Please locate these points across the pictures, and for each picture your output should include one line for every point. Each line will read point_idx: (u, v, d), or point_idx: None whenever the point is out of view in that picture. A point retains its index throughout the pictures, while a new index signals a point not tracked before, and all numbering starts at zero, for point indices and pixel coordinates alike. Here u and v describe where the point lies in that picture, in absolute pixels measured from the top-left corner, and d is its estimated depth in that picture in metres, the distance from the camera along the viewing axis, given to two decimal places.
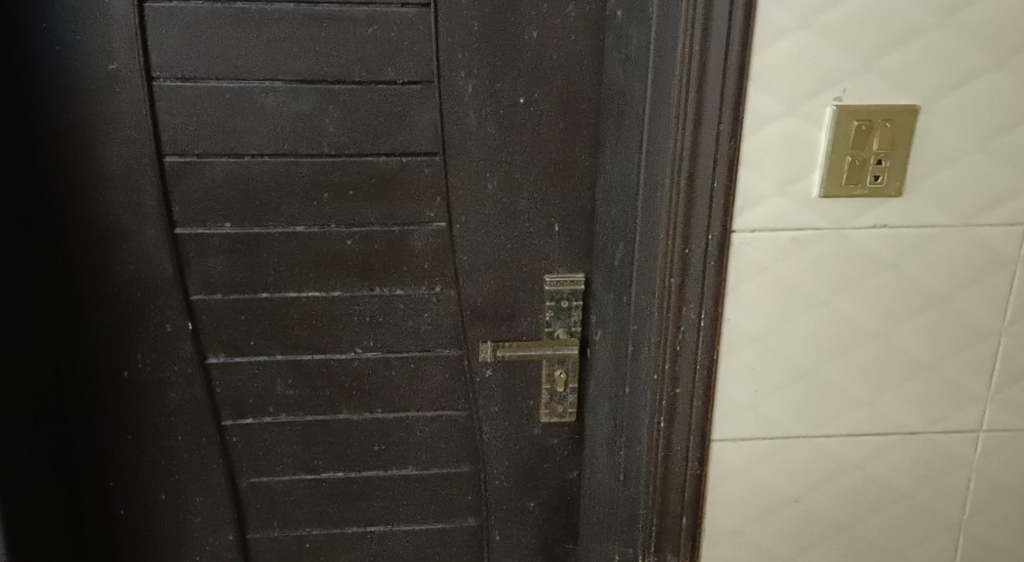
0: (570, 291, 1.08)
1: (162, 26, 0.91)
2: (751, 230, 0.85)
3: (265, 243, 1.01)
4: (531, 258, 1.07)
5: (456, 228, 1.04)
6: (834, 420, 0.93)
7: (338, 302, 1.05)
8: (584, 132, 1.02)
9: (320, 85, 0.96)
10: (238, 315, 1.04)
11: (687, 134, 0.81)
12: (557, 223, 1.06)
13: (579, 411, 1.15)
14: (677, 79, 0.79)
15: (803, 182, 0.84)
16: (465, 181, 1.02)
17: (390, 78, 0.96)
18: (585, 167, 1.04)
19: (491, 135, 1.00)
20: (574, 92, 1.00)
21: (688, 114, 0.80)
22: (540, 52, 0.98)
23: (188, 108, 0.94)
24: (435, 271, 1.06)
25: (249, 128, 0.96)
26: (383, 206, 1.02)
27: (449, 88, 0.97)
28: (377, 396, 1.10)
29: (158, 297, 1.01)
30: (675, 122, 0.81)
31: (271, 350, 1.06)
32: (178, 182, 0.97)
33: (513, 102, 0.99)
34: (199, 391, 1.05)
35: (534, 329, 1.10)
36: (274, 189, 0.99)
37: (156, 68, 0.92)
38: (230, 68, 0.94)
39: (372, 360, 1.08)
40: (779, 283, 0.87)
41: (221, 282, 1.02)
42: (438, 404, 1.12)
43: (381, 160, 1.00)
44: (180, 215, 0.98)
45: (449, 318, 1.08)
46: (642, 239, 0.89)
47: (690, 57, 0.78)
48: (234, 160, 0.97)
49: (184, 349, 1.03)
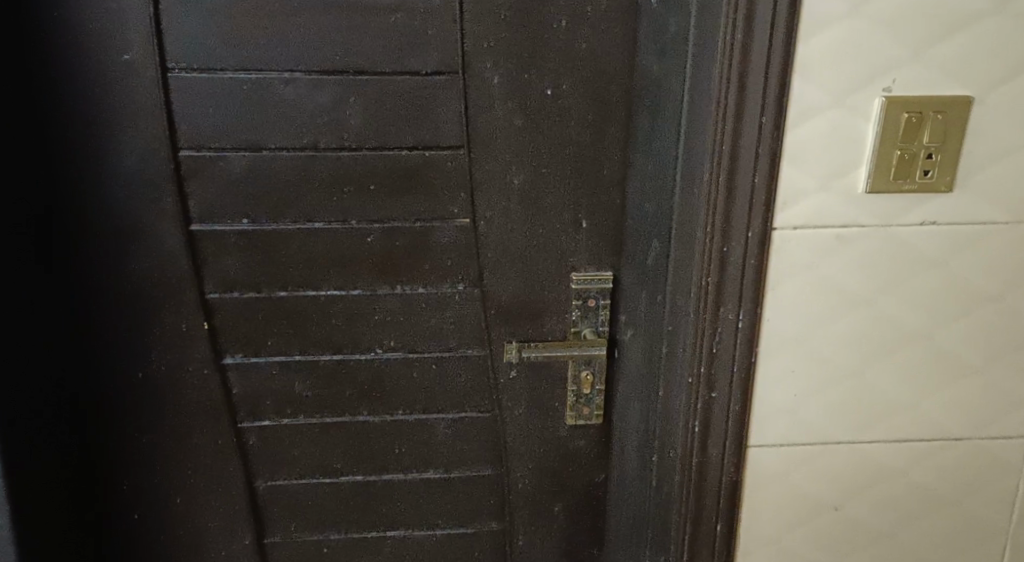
0: (597, 290, 1.04)
1: (178, 15, 0.88)
2: (793, 227, 0.81)
3: (284, 240, 0.98)
4: (558, 256, 1.03)
5: (480, 225, 1.00)
6: (877, 425, 0.89)
7: (359, 301, 1.02)
8: (615, 125, 0.98)
9: (341, 76, 0.92)
10: (256, 315, 1.01)
11: (728, 126, 0.77)
12: (586, 219, 1.02)
13: (605, 414, 1.11)
14: (719, 69, 0.75)
15: (848, 177, 0.80)
16: (491, 176, 0.99)
17: (413, 69, 0.93)
18: (615, 161, 1.00)
19: (517, 128, 0.97)
20: (604, 83, 0.96)
21: (729, 105, 0.76)
22: (570, 42, 0.94)
23: (204, 101, 0.91)
24: (459, 269, 1.02)
25: (267, 121, 0.93)
26: (406, 202, 0.99)
27: (474, 79, 0.94)
28: (398, 397, 1.07)
29: (174, 296, 0.98)
30: (715, 114, 0.77)
31: (289, 350, 1.03)
32: (194, 177, 0.94)
33: (541, 93, 0.96)
34: (216, 392, 1.02)
35: (560, 328, 1.07)
36: (294, 184, 0.96)
37: (171, 58, 0.89)
38: (247, 59, 0.90)
39: (393, 360, 1.05)
40: (821, 282, 0.83)
41: (239, 280, 0.99)
42: (461, 406, 1.09)
43: (404, 154, 0.96)
44: (196, 211, 0.95)
45: (473, 318, 1.05)
46: (678, 237, 0.85)
47: (733, 45, 0.74)
48: (251, 154, 0.94)
49: (200, 349, 1.00)
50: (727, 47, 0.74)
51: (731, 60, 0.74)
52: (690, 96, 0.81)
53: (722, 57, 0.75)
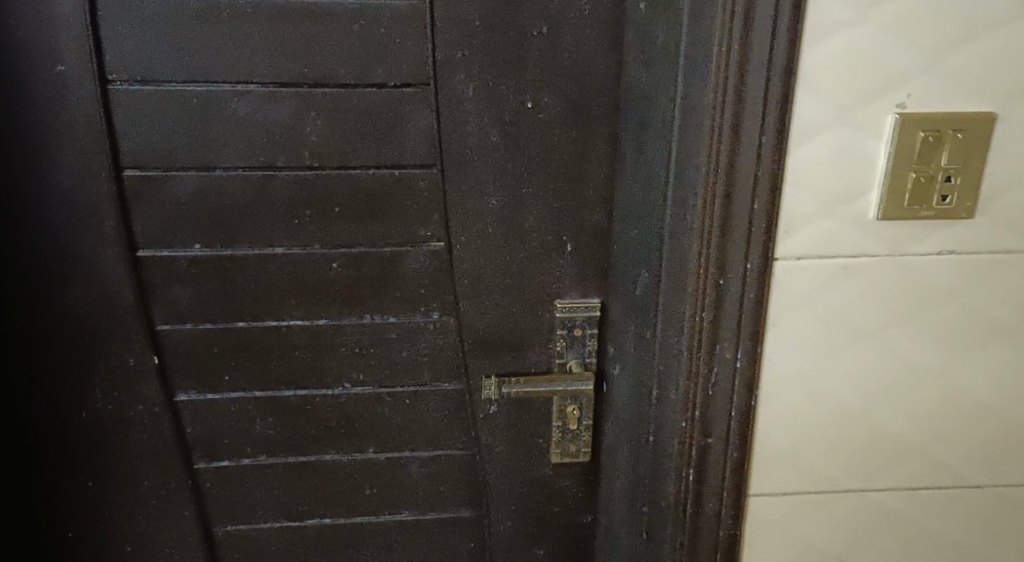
0: (583, 319, 0.97)
1: (118, 23, 0.80)
2: (796, 257, 0.73)
3: (241, 266, 0.90)
4: (540, 282, 0.96)
5: (455, 250, 0.93)
6: (889, 472, 0.81)
7: (324, 332, 0.94)
8: (600, 141, 0.90)
9: (300, 88, 0.84)
10: (211, 348, 0.92)
11: (723, 146, 0.69)
12: (569, 243, 0.94)
13: (593, 451, 1.03)
14: (712, 83, 0.67)
15: (857, 202, 0.72)
16: (466, 197, 0.91)
17: (379, 81, 0.85)
18: (600, 181, 0.92)
19: (494, 145, 0.89)
20: (588, 96, 0.88)
21: (724, 123, 0.68)
22: (549, 51, 0.86)
23: (148, 116, 0.83)
24: (432, 297, 0.95)
25: (219, 138, 0.85)
26: (375, 225, 0.91)
27: (446, 92, 0.86)
28: (367, 434, 0.99)
29: (120, 329, 0.89)
30: (707, 133, 0.69)
31: (248, 386, 0.95)
32: (140, 200, 0.86)
33: (519, 107, 0.88)
34: (168, 432, 0.94)
35: (543, 361, 0.99)
36: (250, 207, 0.88)
37: (111, 70, 0.81)
38: (195, 71, 0.82)
39: (362, 395, 0.97)
40: (827, 318, 0.75)
41: (192, 311, 0.91)
42: (437, 444, 1.00)
43: (372, 173, 0.89)
44: (143, 236, 0.87)
45: (449, 349, 0.97)
46: (669, 267, 0.77)
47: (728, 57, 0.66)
48: (203, 174, 0.86)
49: (149, 386, 0.92)
50: (722, 58, 0.66)
51: (726, 73, 0.67)
52: (681, 112, 0.73)
53: (715, 70, 0.67)
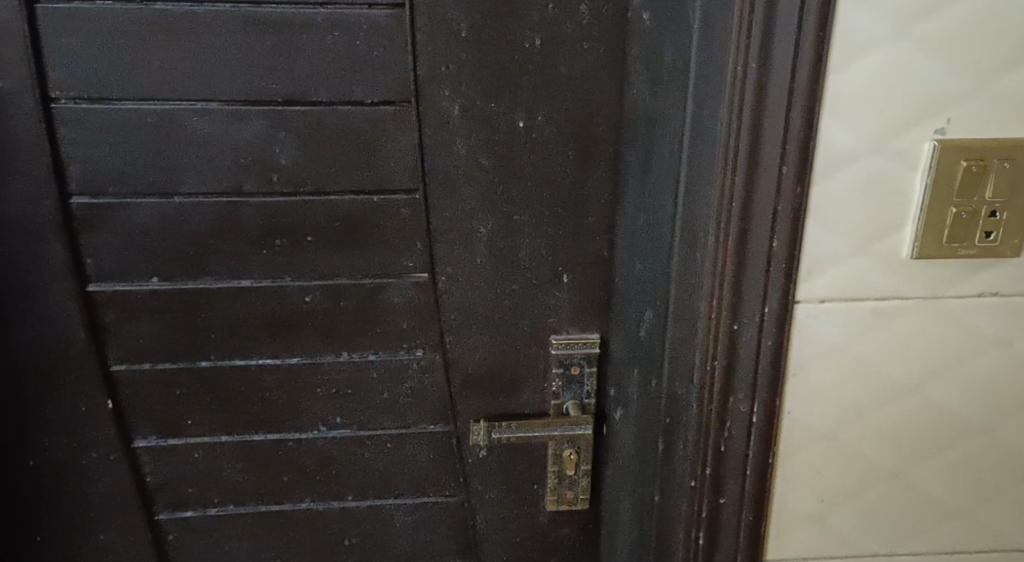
0: (582, 357, 0.89)
1: (62, 34, 0.71)
2: (820, 299, 0.65)
3: (205, 301, 0.82)
4: (534, 317, 0.88)
5: (441, 281, 0.85)
6: (920, 534, 0.73)
7: (298, 371, 0.86)
8: (600, 163, 0.82)
9: (269, 106, 0.76)
10: (172, 390, 0.84)
11: (739, 176, 0.61)
12: (567, 273, 0.86)
13: (593, 498, 0.95)
14: (725, 107, 0.60)
15: (890, 238, 0.64)
16: (453, 225, 0.83)
17: (356, 98, 0.77)
18: (601, 206, 0.84)
19: (484, 168, 0.81)
20: (587, 114, 0.80)
21: (741, 151, 0.61)
22: (545, 65, 0.78)
23: (98, 137, 0.75)
24: (416, 332, 0.86)
25: (179, 161, 0.77)
26: (353, 255, 0.83)
27: (430, 110, 0.78)
28: (346, 481, 0.91)
29: (70, 370, 0.81)
30: (721, 162, 0.62)
31: (214, 430, 0.86)
32: (90, 230, 0.77)
33: (511, 126, 0.80)
34: (125, 482, 0.86)
35: (539, 402, 0.91)
36: (214, 237, 0.80)
37: (56, 86, 0.73)
38: (150, 87, 0.74)
39: (340, 439, 0.89)
40: (854, 366, 0.67)
41: (150, 349, 0.82)
42: (422, 490, 0.92)
43: (349, 199, 0.81)
44: (95, 269, 0.79)
45: (435, 389, 0.89)
46: (676, 309, 0.69)
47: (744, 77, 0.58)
48: (161, 201, 0.78)
49: (104, 432, 0.84)
50: (738, 78, 0.59)
51: (741, 95, 0.59)
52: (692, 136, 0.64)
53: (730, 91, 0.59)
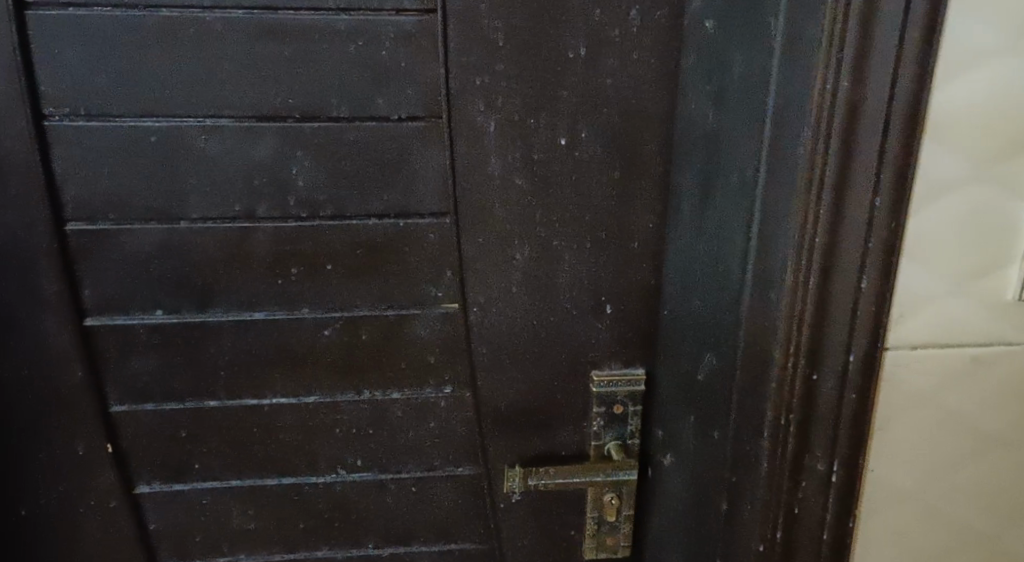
0: (625, 395, 0.82)
1: (55, 43, 0.64)
2: (912, 346, 0.58)
3: (212, 335, 0.74)
4: (573, 351, 0.80)
5: (472, 312, 0.77)
6: None
7: (316, 411, 0.79)
8: (648, 184, 0.75)
9: (284, 122, 0.69)
10: (177, 432, 0.76)
11: (823, 208, 0.54)
12: (609, 304, 0.79)
13: (634, 543, 0.88)
14: (810, 129, 0.52)
15: (992, 278, 0.57)
16: (486, 252, 0.75)
17: (380, 113, 0.69)
18: (647, 232, 0.76)
19: (521, 190, 0.74)
20: (635, 130, 0.72)
21: (826, 180, 0.53)
22: (590, 76, 0.70)
23: (96, 157, 0.67)
24: (444, 367, 0.79)
25: (185, 182, 0.69)
26: (377, 284, 0.75)
27: (463, 126, 0.71)
28: (367, 528, 0.84)
29: (65, 411, 0.73)
30: (801, 193, 0.54)
31: (223, 474, 0.79)
32: (87, 258, 0.70)
33: (552, 144, 0.72)
34: (126, 531, 0.78)
35: (576, 441, 0.84)
36: (223, 266, 0.72)
37: (48, 101, 0.65)
38: (153, 102, 0.66)
39: (360, 483, 0.82)
40: (947, 420, 0.60)
41: (153, 388, 0.75)
42: (449, 537, 0.85)
43: (371, 224, 0.73)
44: (92, 301, 0.71)
45: (464, 429, 0.81)
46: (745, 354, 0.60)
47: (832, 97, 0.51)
48: (166, 226, 0.70)
49: (102, 478, 0.76)
50: (826, 98, 0.51)
51: (827, 118, 0.51)
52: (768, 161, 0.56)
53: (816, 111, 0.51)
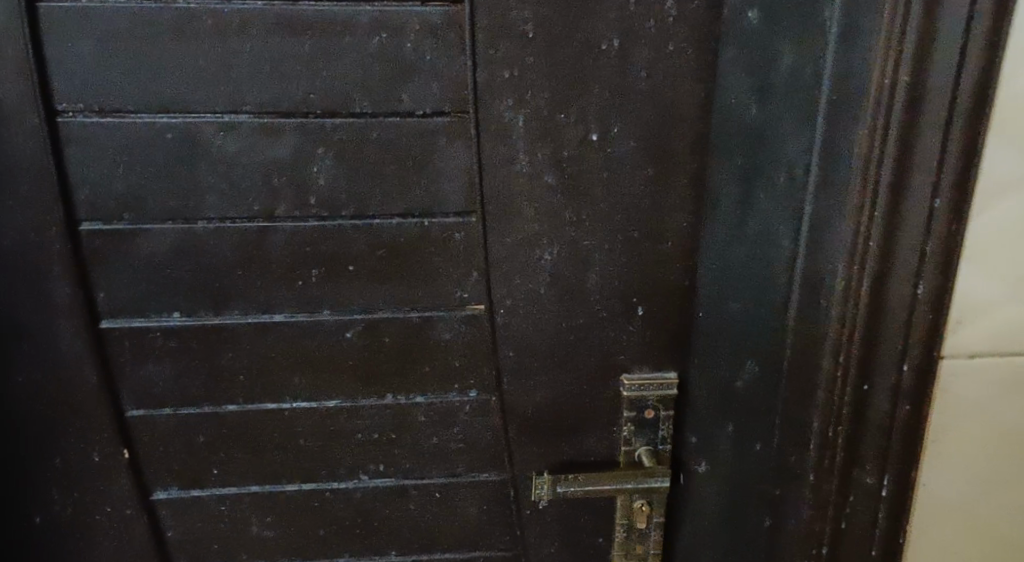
0: (656, 400, 0.79)
1: (66, 36, 0.61)
2: (969, 354, 0.55)
3: (230, 339, 0.72)
4: (602, 354, 0.78)
5: (498, 315, 0.75)
6: None
7: (337, 416, 0.76)
8: (682, 181, 0.71)
9: (305, 118, 0.66)
10: (194, 437, 0.74)
11: (878, 213, 0.51)
12: (640, 306, 0.76)
13: (665, 550, 0.85)
14: (866, 127, 0.50)
15: None
16: (513, 253, 0.73)
17: (404, 109, 0.67)
18: (681, 232, 0.73)
19: (550, 188, 0.71)
20: (668, 126, 0.69)
21: (882, 183, 0.50)
22: (623, 69, 0.67)
23: (109, 155, 0.65)
24: (469, 372, 0.77)
25: (202, 181, 0.66)
26: (400, 286, 0.73)
27: (490, 122, 0.68)
28: (389, 535, 0.82)
29: (79, 418, 0.71)
30: (855, 197, 0.51)
31: (242, 481, 0.77)
32: (101, 260, 0.67)
33: (582, 140, 0.69)
34: (143, 539, 0.76)
35: (605, 447, 0.82)
36: (241, 268, 0.70)
37: (60, 97, 0.63)
38: (169, 98, 0.64)
39: (383, 490, 0.80)
40: (1005, 432, 0.57)
41: (169, 394, 0.72)
42: (474, 543, 0.83)
43: (394, 223, 0.70)
44: (106, 305, 0.69)
45: (489, 434, 0.79)
46: (790, 366, 0.57)
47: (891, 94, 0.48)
48: (182, 227, 0.68)
49: (118, 486, 0.74)
50: (882, 96, 0.48)
51: (887, 117, 0.49)
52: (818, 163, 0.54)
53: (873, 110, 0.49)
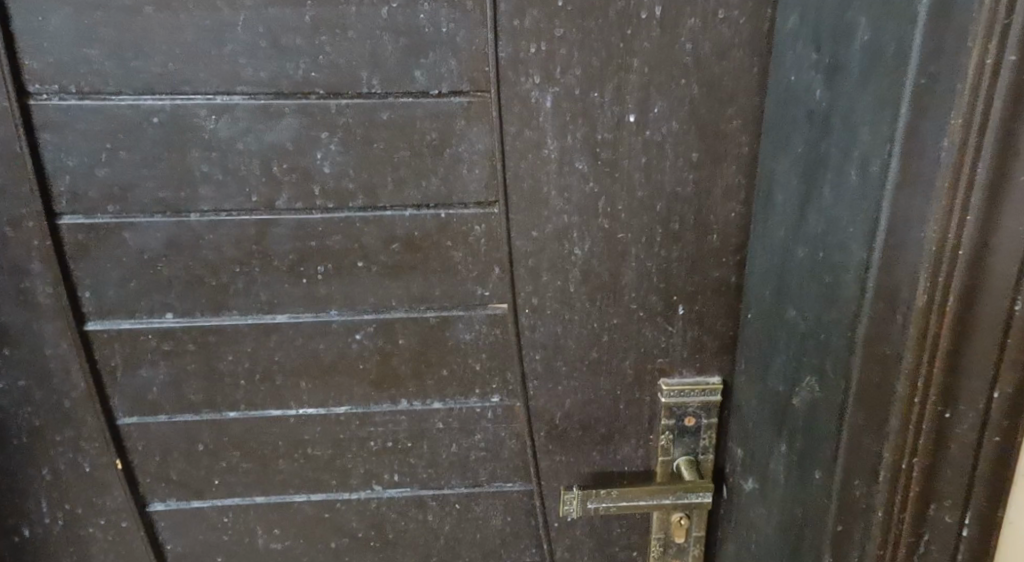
0: (698, 406, 0.73)
1: (36, 8, 0.54)
2: None
3: (230, 341, 0.66)
4: (638, 356, 0.71)
5: (523, 316, 0.68)
6: None
7: (349, 424, 0.71)
8: (732, 167, 0.64)
9: (306, 99, 0.59)
10: (192, 445, 0.69)
11: (971, 217, 0.42)
12: (682, 304, 0.69)
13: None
14: (960, 117, 0.40)
15: None
16: (539, 247, 0.65)
17: (419, 88, 0.59)
18: (730, 223, 0.66)
19: (582, 176, 0.63)
20: (716, 105, 0.61)
21: (977, 182, 0.41)
22: (667, 41, 0.59)
23: (89, 141, 0.58)
24: (491, 375, 0.70)
25: (194, 169, 0.60)
26: (415, 283, 0.66)
27: (515, 102, 0.60)
28: (406, 547, 0.76)
29: (68, 425, 0.66)
30: (941, 198, 0.42)
31: (245, 491, 0.71)
32: (85, 257, 0.61)
33: (618, 122, 0.61)
34: (141, 552, 0.71)
35: (640, 456, 0.75)
36: (240, 264, 0.63)
37: (33, 77, 0.56)
38: (155, 77, 0.57)
39: (398, 500, 0.74)
40: None
41: (165, 399, 0.67)
42: (496, 556, 0.78)
43: (408, 215, 0.63)
44: (92, 305, 0.63)
45: (513, 442, 0.73)
46: (858, 393, 0.50)
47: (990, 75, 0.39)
48: (173, 219, 0.61)
49: (113, 496, 0.69)
50: (983, 77, 0.39)
51: (987, 106, 0.40)
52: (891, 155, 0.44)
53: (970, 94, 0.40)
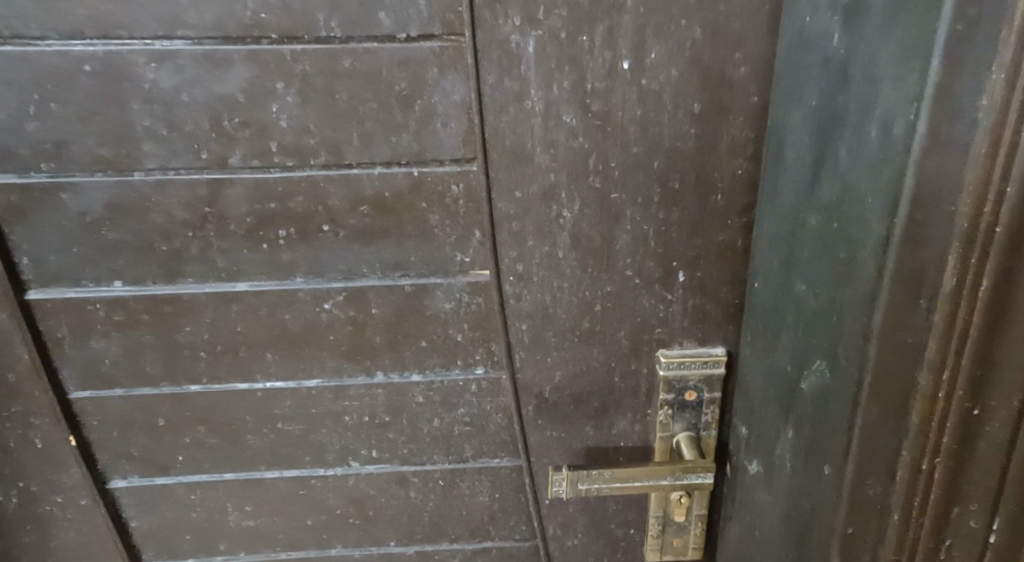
0: (700, 379, 0.68)
1: None
2: None
3: (188, 310, 0.61)
4: (633, 327, 0.65)
5: (507, 284, 0.62)
6: None
7: (323, 397, 0.66)
8: (740, 120, 0.57)
9: (258, 45, 0.52)
10: (153, 420, 0.65)
11: (1011, 188, 0.36)
12: (682, 271, 0.63)
13: (708, 541, 0.77)
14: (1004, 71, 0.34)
15: None
16: (523, 210, 0.59)
17: (384, 31, 0.52)
18: (736, 182, 0.59)
19: (570, 130, 0.56)
20: (723, 50, 0.54)
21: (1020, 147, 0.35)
22: None
23: (14, 93, 0.52)
24: (474, 347, 0.65)
25: (135, 123, 0.54)
26: (388, 248, 0.60)
27: (492, 48, 0.53)
28: (386, 523, 0.73)
29: (18, 400, 0.62)
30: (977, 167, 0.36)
31: (212, 467, 0.68)
32: (22, 221, 0.56)
33: (611, 70, 0.54)
34: (104, 530, 0.69)
35: (635, 431, 0.70)
36: (194, 229, 0.58)
37: None
38: (82, 19, 0.50)
39: (377, 477, 0.70)
40: None
41: (121, 372, 0.62)
42: (483, 533, 0.74)
43: (377, 173, 0.57)
44: (34, 272, 0.58)
45: (498, 417, 0.68)
46: (872, 386, 0.44)
47: None
48: (116, 179, 0.56)
49: (71, 473, 0.65)
50: None
51: None
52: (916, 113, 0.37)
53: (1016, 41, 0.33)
